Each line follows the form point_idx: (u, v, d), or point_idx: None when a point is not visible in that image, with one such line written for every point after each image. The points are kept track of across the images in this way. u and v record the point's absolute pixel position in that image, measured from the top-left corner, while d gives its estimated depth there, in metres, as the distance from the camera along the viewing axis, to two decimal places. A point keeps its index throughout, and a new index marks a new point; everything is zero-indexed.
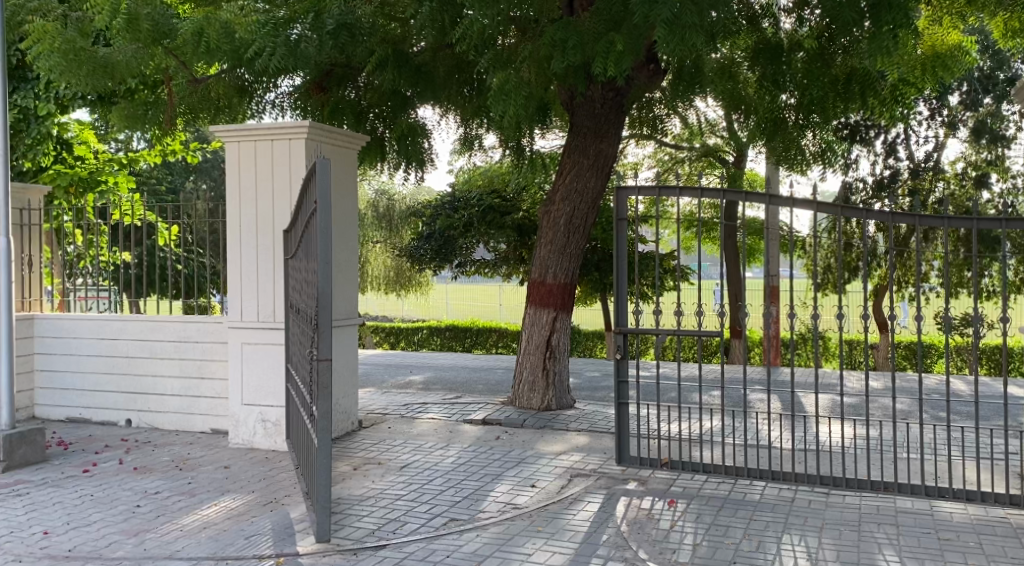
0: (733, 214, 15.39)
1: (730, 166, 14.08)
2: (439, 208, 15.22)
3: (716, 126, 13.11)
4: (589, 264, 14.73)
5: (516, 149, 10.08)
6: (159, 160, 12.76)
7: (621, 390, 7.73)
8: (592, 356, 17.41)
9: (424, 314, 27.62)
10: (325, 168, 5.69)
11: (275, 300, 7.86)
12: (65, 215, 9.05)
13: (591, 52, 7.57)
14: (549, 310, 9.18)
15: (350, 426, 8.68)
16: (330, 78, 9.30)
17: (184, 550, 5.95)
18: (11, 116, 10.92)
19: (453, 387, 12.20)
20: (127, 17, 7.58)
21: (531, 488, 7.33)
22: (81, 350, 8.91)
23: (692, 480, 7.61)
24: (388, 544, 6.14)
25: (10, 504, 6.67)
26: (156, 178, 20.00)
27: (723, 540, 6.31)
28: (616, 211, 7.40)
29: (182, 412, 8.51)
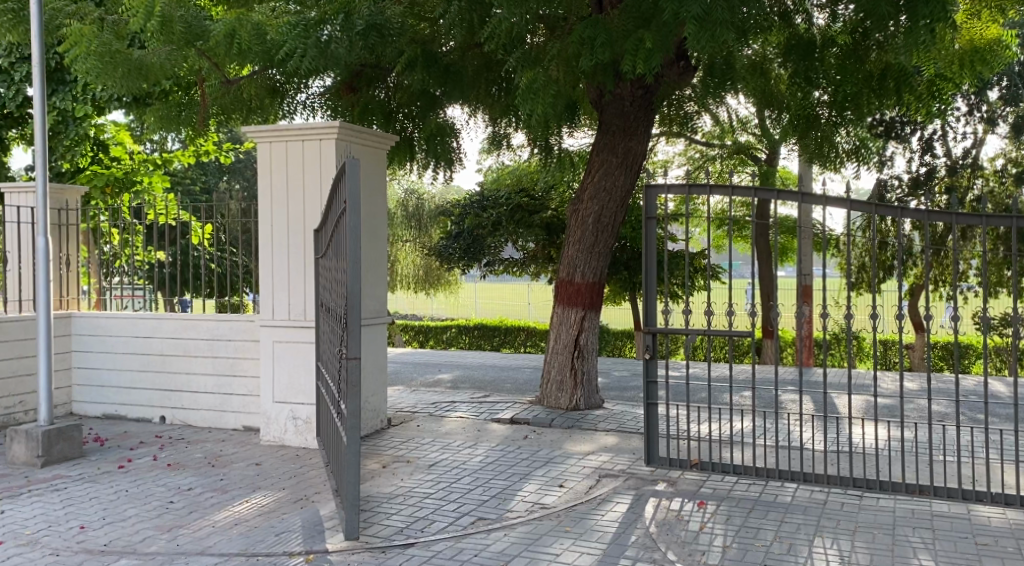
0: (765, 213, 15.24)
1: (762, 163, 13.92)
2: (468, 207, 15.26)
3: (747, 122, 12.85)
4: (618, 263, 14.66)
5: (545, 148, 10.07)
6: (192, 160, 13.07)
7: (651, 390, 7.68)
8: (622, 356, 17.33)
9: (453, 313, 27.71)
10: (354, 168, 5.75)
11: (306, 300, 7.93)
12: (100, 215, 9.19)
13: (620, 49, 7.54)
14: (577, 309, 9.17)
15: (380, 423, 8.74)
16: (360, 78, 9.38)
17: (216, 546, 6.03)
18: (50, 118, 11.11)
19: (481, 386, 12.23)
20: (161, 20, 7.68)
21: (559, 488, 7.32)
22: (117, 348, 9.06)
23: (723, 482, 7.56)
24: (417, 543, 6.17)
25: (48, 499, 6.81)
26: (190, 179, 20.25)
27: (753, 542, 6.26)
28: (646, 210, 7.36)
29: (214, 409, 8.63)
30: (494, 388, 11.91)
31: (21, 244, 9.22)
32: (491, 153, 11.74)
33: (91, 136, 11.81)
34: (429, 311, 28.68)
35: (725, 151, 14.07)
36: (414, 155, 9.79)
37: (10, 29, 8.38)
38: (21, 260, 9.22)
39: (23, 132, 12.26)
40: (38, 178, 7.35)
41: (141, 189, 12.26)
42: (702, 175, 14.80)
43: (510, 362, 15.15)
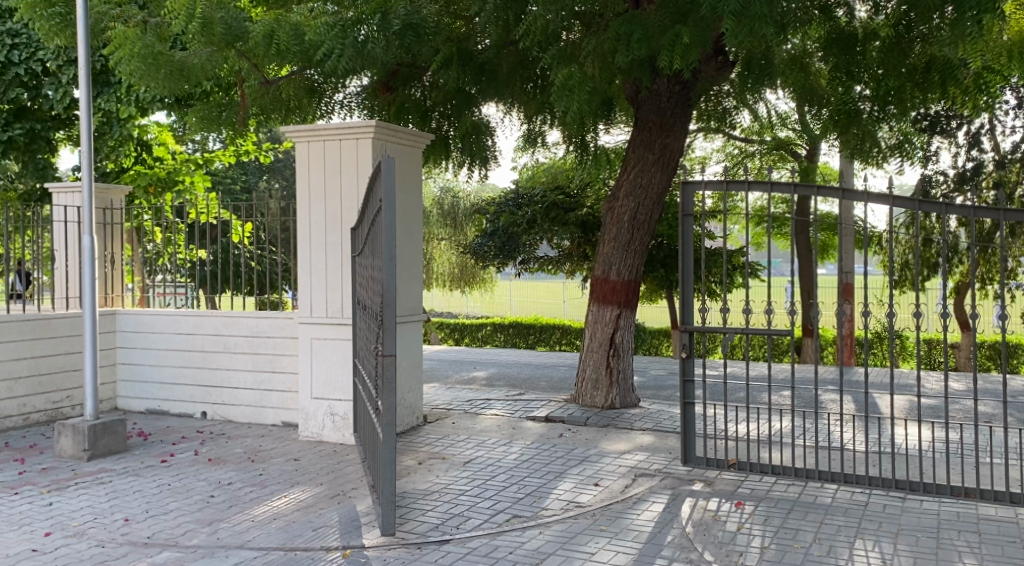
0: (805, 210, 15.01)
1: (803, 159, 13.73)
2: (502, 205, 15.15)
3: (786, 118, 12.85)
4: (655, 260, 14.46)
5: (580, 145, 10.04)
6: (232, 160, 13.34)
7: (687, 389, 7.61)
8: (659, 354, 17.22)
9: (489, 311, 27.76)
10: (390, 166, 5.80)
11: (343, 297, 8.01)
12: (144, 214, 9.38)
13: (657, 44, 7.47)
14: (613, 307, 9.12)
15: (416, 420, 8.80)
16: (397, 78, 9.43)
17: (255, 541, 6.12)
18: (96, 119, 11.37)
19: (516, 384, 12.24)
20: (202, 22, 7.81)
21: (594, 487, 7.29)
22: (159, 344, 9.24)
23: (761, 482, 7.47)
24: (452, 539, 6.20)
25: (94, 492, 6.98)
26: (230, 178, 20.53)
27: (793, 544, 6.18)
28: (683, 206, 7.32)
29: (254, 405, 8.77)
30: (529, 386, 11.91)
31: (67, 243, 9.45)
32: (526, 151, 11.75)
33: (134, 137, 12.16)
34: (463, 308, 28.77)
35: (764, 148, 13.76)
36: (449, 154, 9.82)
37: (57, 32, 8.59)
38: (68, 258, 9.45)
39: (70, 133, 12.56)
40: (84, 179, 7.52)
41: (183, 188, 12.79)
42: (740, 171, 14.59)
43: (546, 360, 15.14)
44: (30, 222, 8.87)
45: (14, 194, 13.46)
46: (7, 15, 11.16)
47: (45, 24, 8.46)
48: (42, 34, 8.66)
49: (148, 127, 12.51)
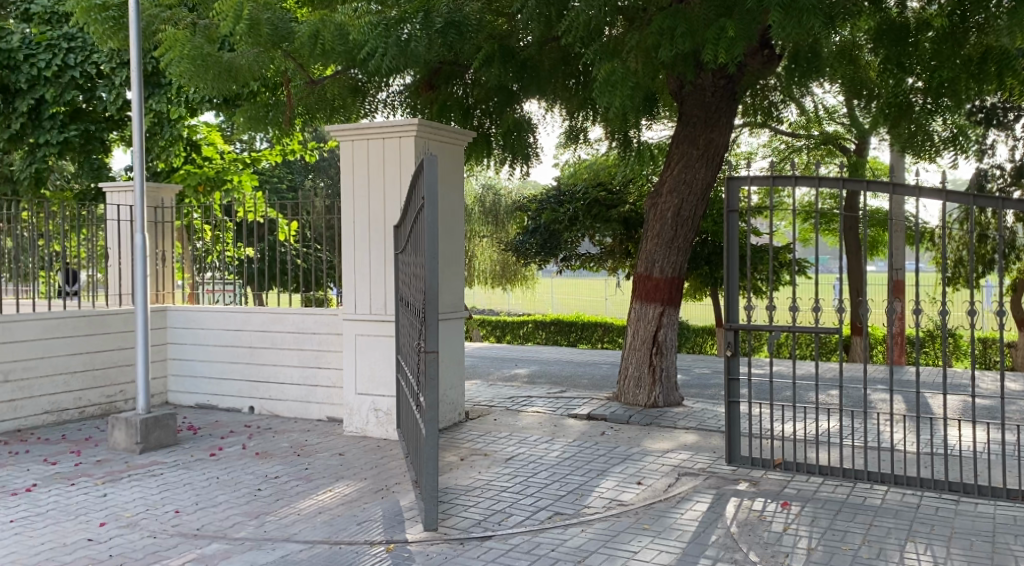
0: (854, 205, 14.64)
1: (851, 154, 13.43)
2: (544, 202, 15.13)
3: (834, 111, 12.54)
4: (699, 257, 14.39)
5: (623, 141, 10.00)
6: (279, 159, 13.80)
7: (732, 388, 7.51)
8: (703, 352, 17.04)
9: (531, 308, 27.75)
10: (432, 163, 5.85)
11: (386, 294, 8.08)
12: (194, 212, 9.60)
13: (701, 38, 7.38)
14: (657, 305, 9.05)
15: (457, 417, 8.85)
16: (439, 76, 9.53)
17: (301, 534, 6.22)
18: (148, 119, 11.62)
19: (557, 381, 12.23)
20: (250, 23, 7.93)
21: (637, 486, 7.25)
22: (208, 340, 9.44)
23: (808, 482, 7.35)
24: (494, 536, 6.22)
25: (145, 484, 7.16)
26: (277, 178, 20.85)
27: (841, 546, 6.07)
28: (727, 202, 7.22)
29: (299, 400, 8.91)
30: (570, 384, 11.89)
31: (120, 241, 9.71)
32: (568, 148, 11.70)
33: (184, 137, 12.37)
34: (505, 305, 28.79)
35: (812, 141, 13.55)
36: (490, 151, 9.85)
37: (111, 35, 8.81)
38: (122, 256, 9.71)
39: (124, 134, 12.86)
40: (135, 178, 7.71)
41: (231, 188, 13.34)
42: (788, 166, 14.36)
43: (589, 358, 15.09)
44: (85, 220, 9.15)
45: (70, 194, 13.84)
46: (63, 20, 11.64)
47: (100, 27, 8.67)
48: (97, 38, 8.87)
49: (197, 127, 12.76)
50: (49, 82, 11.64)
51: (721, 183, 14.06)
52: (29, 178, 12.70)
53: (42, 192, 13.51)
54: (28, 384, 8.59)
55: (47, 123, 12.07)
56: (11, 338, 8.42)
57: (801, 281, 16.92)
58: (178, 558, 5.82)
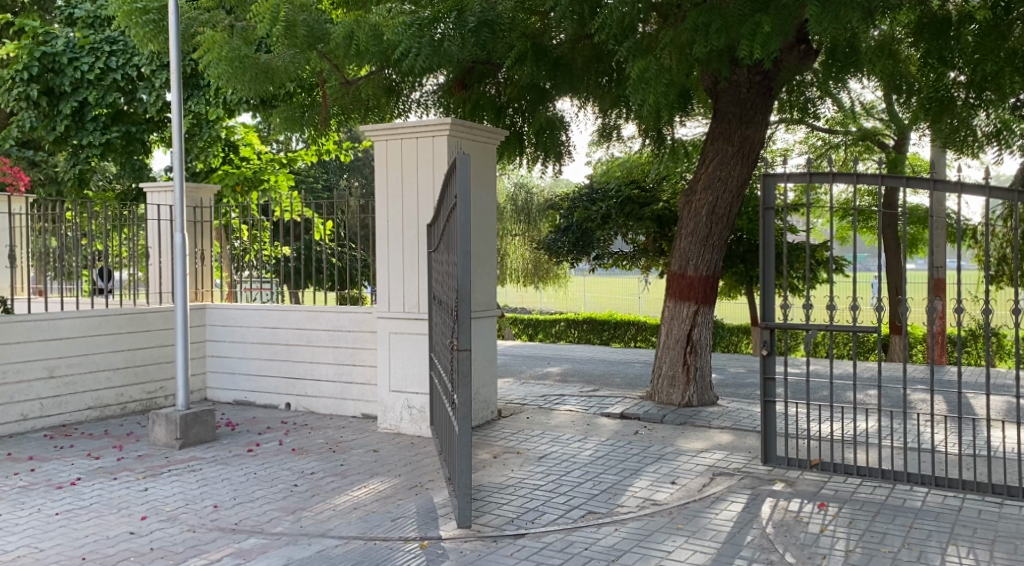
0: (893, 202, 14.59)
1: (891, 150, 13.21)
2: (576, 201, 15.13)
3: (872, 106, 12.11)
4: (734, 255, 14.28)
5: (656, 138, 9.96)
6: (315, 158, 14.08)
7: (768, 388, 7.43)
8: (738, 351, 16.88)
9: (563, 306, 27.72)
10: (465, 162, 5.87)
11: (420, 292, 8.14)
12: (231, 212, 9.80)
13: (737, 35, 7.30)
14: (691, 303, 8.99)
15: (490, 414, 8.89)
16: (472, 75, 9.58)
17: (336, 530, 6.29)
18: (188, 121, 11.88)
19: (590, 380, 12.20)
20: (286, 25, 8.00)
21: (671, 485, 7.21)
22: (246, 338, 9.58)
23: (846, 483, 7.25)
24: (527, 534, 6.23)
25: (185, 479, 7.30)
26: (313, 178, 21.08)
27: (880, 548, 5.98)
28: (763, 199, 7.15)
29: (335, 397, 9.02)
30: (603, 382, 11.86)
31: (160, 240, 9.89)
32: (600, 146, 11.69)
33: (222, 137, 12.57)
34: (536, 303, 28.78)
35: (849, 138, 13.31)
36: (522, 149, 9.92)
37: (151, 38, 8.96)
38: (162, 254, 9.90)
39: (163, 135, 13.09)
40: (174, 178, 7.83)
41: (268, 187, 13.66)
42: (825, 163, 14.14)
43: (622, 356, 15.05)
44: (126, 220, 9.34)
45: (112, 194, 14.15)
46: (106, 24, 11.92)
47: (141, 30, 8.83)
48: (137, 41, 9.04)
49: (236, 128, 12.98)
50: (92, 85, 11.92)
51: (756, 181, 13.95)
52: (72, 179, 13.00)
53: (85, 193, 13.82)
54: (72, 380, 8.80)
55: (89, 125, 12.27)
56: (54, 335, 8.63)
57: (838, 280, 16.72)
58: (216, 552, 5.92)
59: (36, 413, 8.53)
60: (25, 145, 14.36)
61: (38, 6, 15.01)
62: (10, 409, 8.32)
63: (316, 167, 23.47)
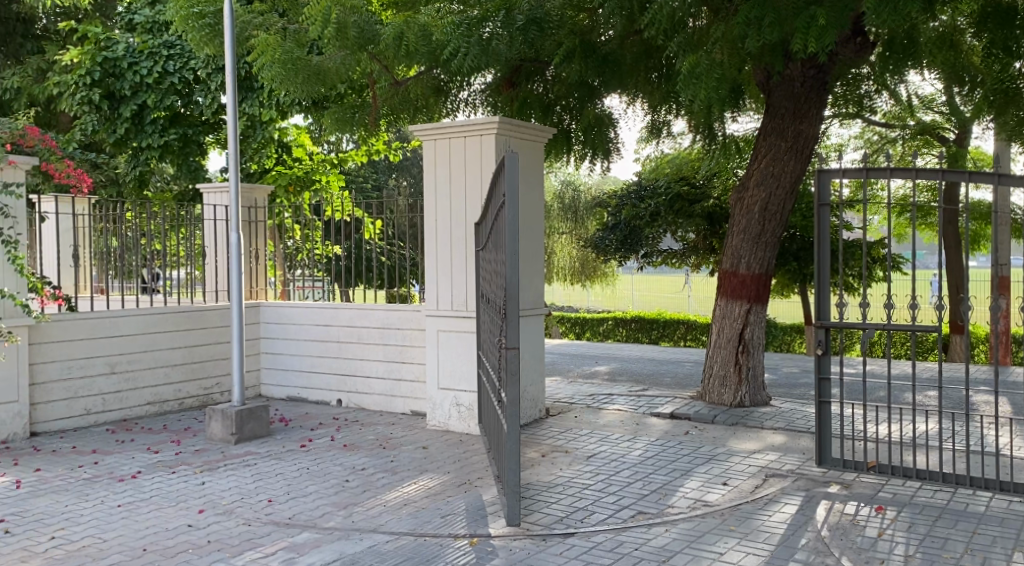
0: (954, 198, 14.21)
1: (952, 143, 12.88)
2: (625, 198, 15.03)
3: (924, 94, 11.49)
4: (787, 253, 14.06)
5: (707, 134, 9.85)
6: (365, 159, 14.28)
7: (823, 388, 7.25)
8: (791, 351, 16.57)
9: (611, 306, 27.57)
10: (514, 160, 5.86)
11: (467, 291, 8.16)
12: (285, 212, 10.06)
13: (791, 28, 7.14)
14: (742, 302, 8.85)
15: (539, 413, 8.87)
16: (519, 74, 9.60)
17: (387, 525, 6.35)
18: (242, 123, 12.18)
19: (639, 379, 12.09)
20: (337, 27, 8.07)
21: (723, 486, 7.10)
22: (299, 335, 9.73)
23: (905, 487, 7.05)
24: (576, 533, 6.20)
25: (240, 474, 7.45)
26: (363, 178, 21.29)
27: (941, 554, 5.80)
28: (818, 195, 6.98)
29: (385, 394, 9.11)
30: (653, 382, 11.74)
31: (216, 240, 10.12)
32: (650, 142, 11.58)
33: (275, 138, 12.85)
34: (583, 302, 28.66)
35: (906, 133, 13.00)
36: (571, 147, 9.94)
37: (207, 42, 9.14)
38: (218, 254, 10.12)
39: (218, 136, 13.36)
40: (229, 179, 7.97)
41: (320, 187, 13.81)
42: (881, 159, 13.81)
43: (671, 356, 14.83)
44: (184, 220, 9.58)
45: (169, 194, 14.52)
46: (164, 29, 12.26)
47: (197, 34, 9.02)
48: (194, 45, 9.23)
49: (288, 129, 13.18)
50: (150, 89, 12.25)
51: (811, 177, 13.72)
52: (132, 180, 13.32)
53: (143, 193, 14.18)
54: (132, 376, 9.07)
55: (148, 128, 12.62)
56: (115, 332, 8.90)
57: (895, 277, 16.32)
58: (270, 546, 6.02)
59: (99, 408, 8.80)
60: (86, 147, 14.78)
61: (99, 11, 15.43)
62: (75, 404, 8.60)
63: (368, 167, 23.63)
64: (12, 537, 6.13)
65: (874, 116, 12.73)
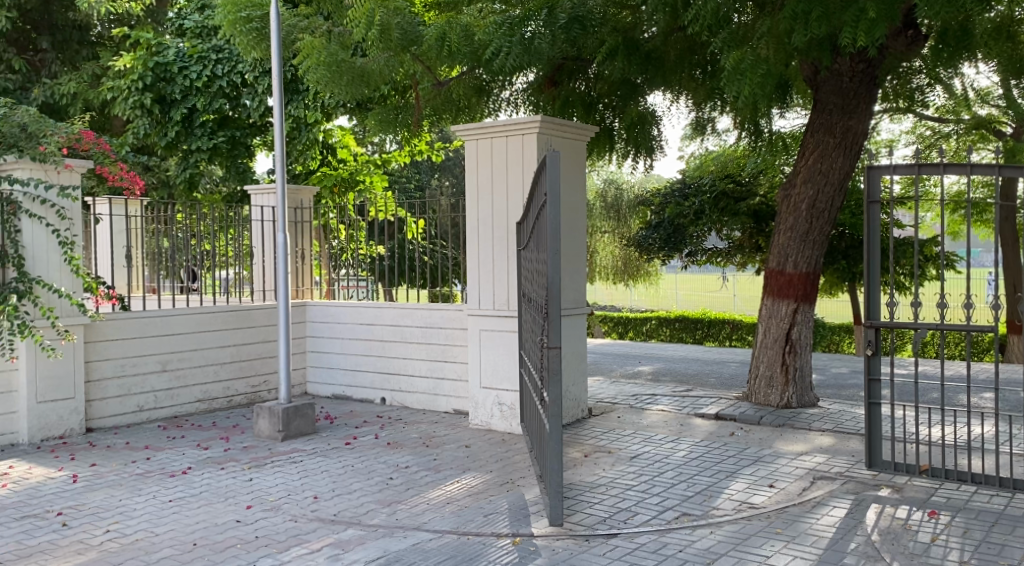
0: (1012, 194, 13.85)
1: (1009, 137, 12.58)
2: (669, 196, 14.99)
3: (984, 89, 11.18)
4: (836, 251, 13.84)
5: (751, 131, 9.75)
6: (408, 159, 14.46)
7: (873, 388, 7.07)
8: (840, 351, 16.26)
9: (655, 305, 27.33)
10: (555, 160, 5.79)
11: (509, 291, 8.17)
12: (330, 213, 10.20)
13: (840, 21, 6.95)
14: (789, 302, 8.71)
15: (581, 413, 8.84)
16: (562, 72, 9.62)
17: (430, 523, 6.38)
18: (287, 125, 12.37)
19: (683, 379, 11.97)
20: (381, 29, 8.11)
21: (770, 488, 6.99)
22: (344, 334, 9.85)
23: (959, 491, 6.85)
24: (620, 534, 6.15)
25: (287, 470, 7.56)
26: (405, 178, 21.44)
27: (997, 561, 5.63)
28: (868, 192, 6.79)
29: (428, 393, 9.17)
30: (697, 382, 11.62)
31: (264, 240, 10.30)
32: (694, 140, 11.47)
33: (320, 141, 13.04)
34: (626, 302, 28.50)
35: (962, 127, 12.69)
36: (613, 145, 9.95)
37: (255, 46, 9.30)
38: (266, 254, 10.30)
39: (266, 139, 13.66)
40: (276, 181, 8.05)
41: (364, 188, 14.02)
42: (935, 154, 13.53)
43: (717, 357, 14.64)
44: (233, 221, 9.77)
45: (218, 195, 14.81)
46: (213, 33, 12.53)
47: (245, 38, 9.19)
48: (242, 49, 9.40)
49: (333, 131, 13.40)
50: (200, 92, 12.61)
51: (862, 173, 13.47)
52: (183, 183, 13.58)
53: (193, 195, 14.44)
54: (183, 374, 9.27)
55: (197, 131, 12.97)
56: (167, 331, 9.11)
57: (949, 276, 15.96)
58: (316, 542, 6.08)
59: (151, 404, 9.02)
60: (139, 151, 15.13)
61: (151, 18, 15.77)
62: (128, 400, 8.83)
63: (411, 168, 23.74)
64: (68, 530, 6.30)
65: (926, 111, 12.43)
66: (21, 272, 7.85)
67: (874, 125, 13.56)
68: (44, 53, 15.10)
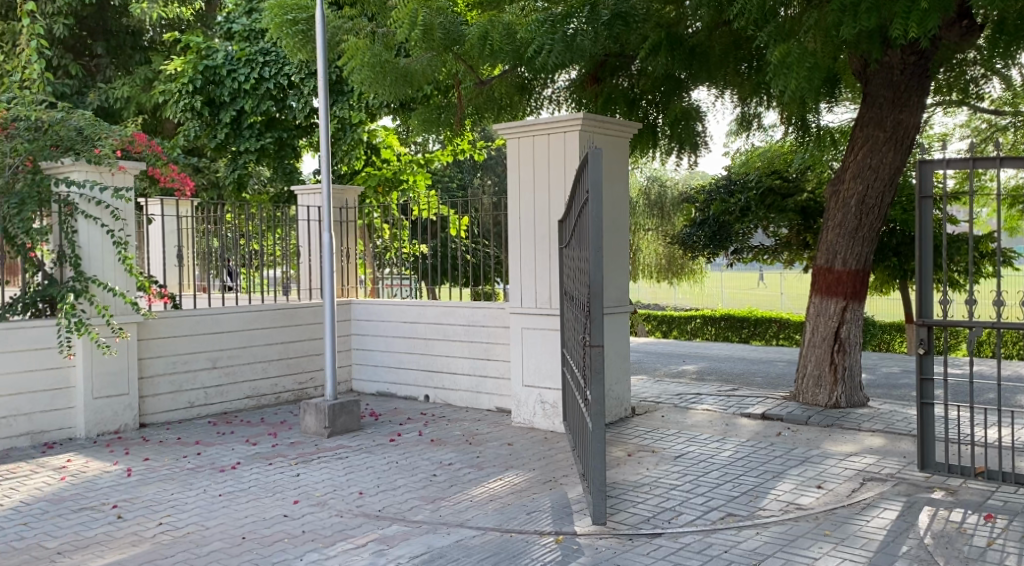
0: None
1: None
2: (714, 192, 14.83)
3: None
4: (888, 248, 13.57)
5: (797, 125, 9.58)
6: (451, 158, 14.56)
7: (925, 389, 6.87)
8: (891, 350, 15.92)
9: (699, 303, 27.04)
10: (597, 157, 5.73)
11: (551, 289, 8.15)
12: (374, 212, 10.29)
13: (890, 12, 6.77)
14: (838, 299, 8.55)
15: (625, 412, 8.77)
16: (604, 68, 9.59)
17: (474, 520, 6.40)
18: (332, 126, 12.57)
19: (729, 377, 11.82)
20: (424, 29, 8.16)
21: (817, 489, 6.86)
22: (389, 332, 9.95)
23: (1016, 494, 6.64)
24: (664, 534, 6.09)
25: (333, 466, 7.65)
26: (448, 177, 21.53)
27: None
28: (921, 188, 6.58)
29: (471, 391, 9.21)
30: (743, 381, 11.46)
31: (310, 240, 10.45)
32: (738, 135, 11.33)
33: (365, 141, 13.16)
34: (671, 300, 28.24)
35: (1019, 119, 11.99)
36: (656, 142, 9.87)
37: (301, 48, 9.40)
38: (312, 254, 10.45)
39: (313, 139, 13.86)
40: (322, 181, 8.09)
41: (407, 187, 14.24)
42: (991, 147, 13.14)
43: (763, 357, 14.42)
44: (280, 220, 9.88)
45: (265, 196, 15.05)
46: (260, 36, 12.75)
47: (291, 41, 9.32)
48: (288, 51, 9.50)
49: (375, 132, 13.36)
50: (248, 94, 12.83)
51: (913, 168, 13.18)
52: (232, 183, 13.83)
53: (242, 196, 14.69)
54: (232, 371, 9.46)
55: (246, 132, 13.22)
56: (217, 329, 9.30)
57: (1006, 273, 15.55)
58: (362, 538, 6.14)
59: (201, 401, 9.22)
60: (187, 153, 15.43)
61: (200, 22, 16.11)
62: (180, 397, 9.03)
63: (454, 167, 23.84)
64: (123, 522, 6.45)
65: (983, 104, 12.04)
66: (78, 271, 8.08)
67: (928, 119, 13.25)
68: (100, 59, 15.51)
